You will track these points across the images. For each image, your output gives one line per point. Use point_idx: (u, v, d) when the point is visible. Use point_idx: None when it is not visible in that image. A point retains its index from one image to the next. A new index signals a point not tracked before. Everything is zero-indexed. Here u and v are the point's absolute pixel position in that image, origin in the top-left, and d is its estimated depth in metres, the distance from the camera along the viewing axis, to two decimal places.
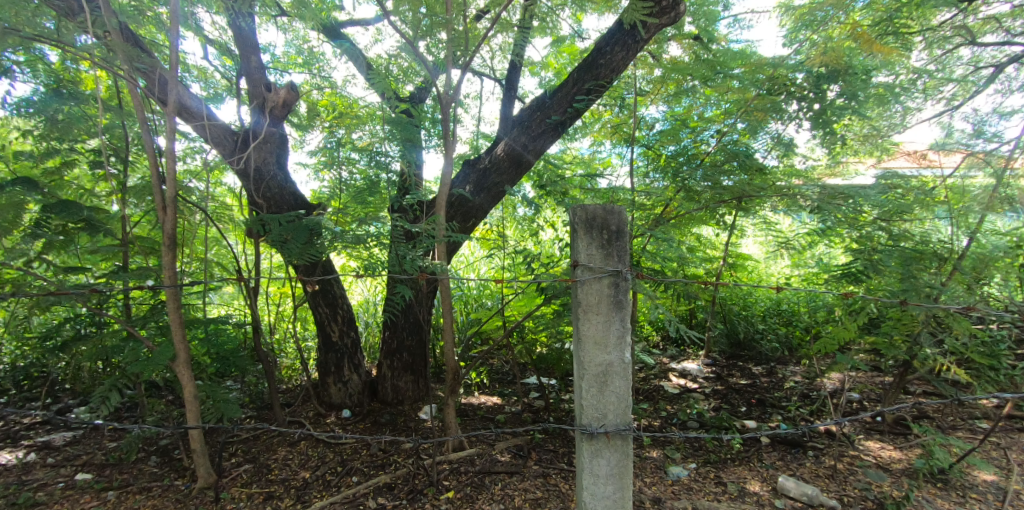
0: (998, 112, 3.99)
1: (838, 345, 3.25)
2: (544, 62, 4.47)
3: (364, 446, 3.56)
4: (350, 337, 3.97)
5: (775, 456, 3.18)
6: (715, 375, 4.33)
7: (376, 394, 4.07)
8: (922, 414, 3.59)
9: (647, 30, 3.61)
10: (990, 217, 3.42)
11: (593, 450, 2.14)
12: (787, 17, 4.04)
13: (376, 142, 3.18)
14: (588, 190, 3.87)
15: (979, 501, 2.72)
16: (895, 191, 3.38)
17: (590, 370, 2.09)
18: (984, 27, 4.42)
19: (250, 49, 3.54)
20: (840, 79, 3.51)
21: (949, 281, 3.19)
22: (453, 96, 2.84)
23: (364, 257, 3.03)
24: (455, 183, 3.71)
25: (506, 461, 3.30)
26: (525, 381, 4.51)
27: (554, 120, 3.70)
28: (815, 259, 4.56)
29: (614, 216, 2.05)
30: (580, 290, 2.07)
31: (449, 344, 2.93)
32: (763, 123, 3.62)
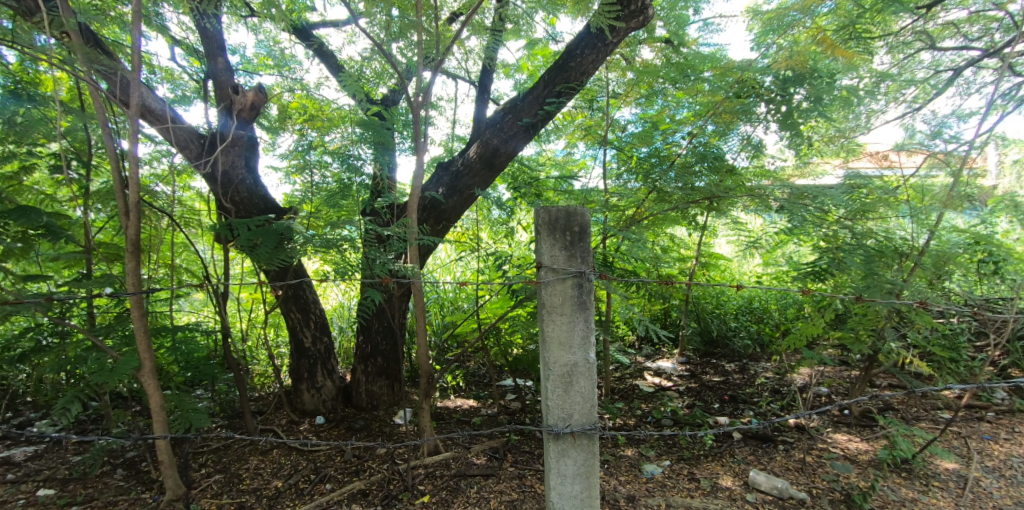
0: (957, 114, 4.15)
1: (806, 341, 3.32)
2: (518, 65, 4.49)
3: (338, 452, 3.51)
4: (323, 342, 3.91)
5: (747, 451, 3.23)
6: (689, 373, 4.38)
7: (350, 400, 4.01)
8: (887, 406, 3.69)
9: (616, 33, 3.65)
10: (949, 215, 3.57)
11: (559, 450, 2.14)
12: (755, 22, 4.14)
13: (350, 145, 3.14)
14: (562, 192, 3.87)
15: (940, 489, 2.81)
16: (860, 190, 3.46)
17: (555, 371, 2.09)
18: (943, 33, 4.59)
19: (217, 50, 3.47)
20: (806, 82, 3.57)
21: (911, 278, 3.27)
22: (425, 98, 2.81)
23: (335, 261, 2.98)
24: (428, 187, 3.70)
25: (482, 464, 3.28)
26: (501, 383, 4.50)
27: (526, 122, 3.69)
28: (785, 257, 4.64)
29: (577, 217, 2.06)
30: (545, 292, 2.07)
31: (423, 347, 2.89)
32: (732, 125, 3.68)
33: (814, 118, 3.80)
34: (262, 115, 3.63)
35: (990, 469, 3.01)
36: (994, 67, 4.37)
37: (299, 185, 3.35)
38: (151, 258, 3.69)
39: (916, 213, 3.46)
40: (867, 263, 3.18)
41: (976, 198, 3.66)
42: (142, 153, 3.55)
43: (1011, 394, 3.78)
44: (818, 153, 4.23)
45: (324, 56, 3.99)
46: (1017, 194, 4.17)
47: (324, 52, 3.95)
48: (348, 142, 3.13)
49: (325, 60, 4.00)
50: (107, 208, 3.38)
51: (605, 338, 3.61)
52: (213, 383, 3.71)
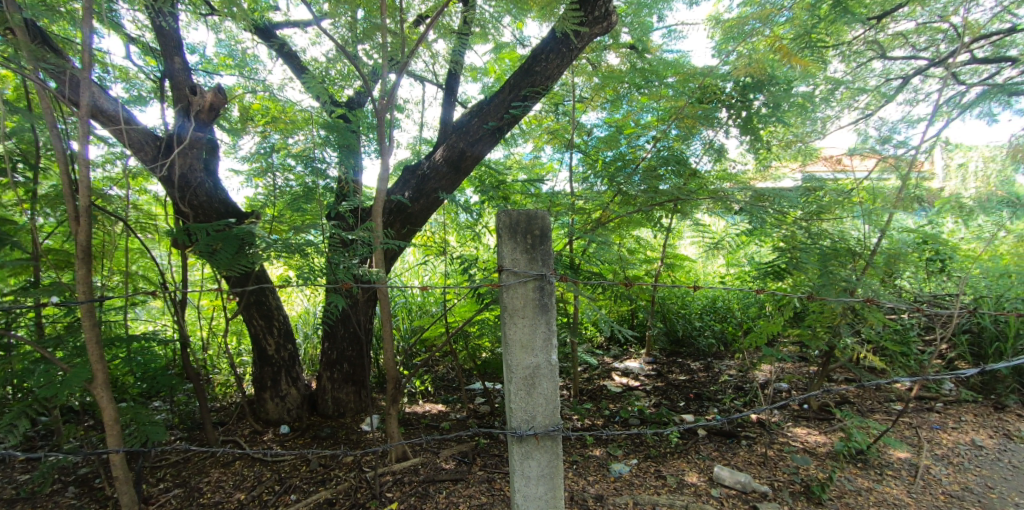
0: (906, 120, 4.34)
1: (767, 338, 3.41)
2: (485, 68, 4.50)
3: (303, 462, 3.43)
4: (287, 350, 3.82)
5: (711, 447, 3.29)
6: (656, 373, 4.45)
7: (316, 408, 3.93)
8: (844, 400, 3.82)
9: (581, 38, 3.69)
10: (900, 215, 3.72)
11: (523, 452, 2.14)
12: (716, 30, 4.26)
13: (314, 148, 3.07)
14: (530, 196, 3.82)
15: (893, 477, 2.92)
16: (816, 193, 3.59)
17: (517, 373, 2.09)
18: (893, 42, 4.80)
19: (174, 49, 3.37)
20: (764, 88, 3.72)
21: (864, 276, 3.40)
22: (391, 101, 2.77)
23: (298, 266, 2.92)
24: (393, 191, 3.67)
25: (451, 468, 3.25)
26: (470, 387, 4.48)
27: (492, 126, 3.69)
28: (747, 258, 4.75)
29: (537, 221, 2.06)
30: (506, 295, 2.06)
31: (389, 352, 2.84)
32: (694, 130, 3.76)
33: (773, 124, 3.92)
34: (222, 116, 3.52)
35: (939, 457, 3.15)
36: (938, 76, 4.58)
37: (261, 188, 3.27)
38: (104, 265, 3.55)
39: (869, 213, 3.59)
40: (823, 262, 3.30)
41: (924, 199, 3.82)
42: (95, 155, 3.42)
43: (958, 385, 3.96)
44: (776, 157, 4.35)
45: (288, 58, 3.91)
46: (960, 195, 4.39)
47: (287, 53, 3.87)
48: (312, 145, 3.07)
49: (288, 61, 3.91)
50: (57, 213, 3.24)
51: (573, 340, 3.63)
52: (171, 394, 3.58)
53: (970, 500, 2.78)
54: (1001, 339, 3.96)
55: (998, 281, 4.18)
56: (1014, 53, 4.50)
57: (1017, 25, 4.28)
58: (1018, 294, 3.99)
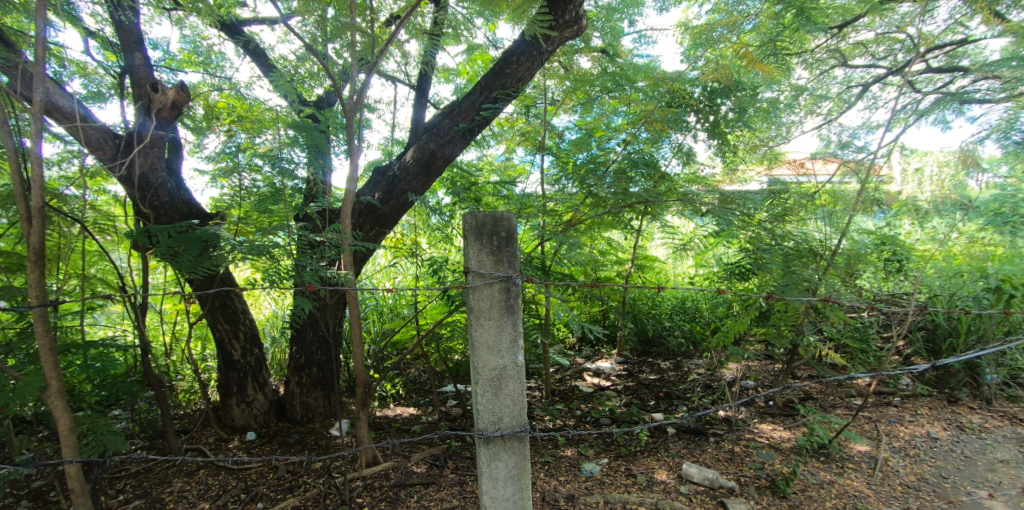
0: (865, 126, 4.49)
1: (734, 337, 3.48)
2: (458, 70, 4.49)
3: (270, 469, 3.35)
4: (254, 354, 3.74)
5: (680, 444, 3.33)
6: (627, 373, 4.50)
7: (284, 413, 3.85)
8: (808, 396, 3.93)
9: (551, 42, 3.70)
10: (861, 217, 3.83)
11: (490, 454, 2.13)
12: (685, 36, 4.33)
13: (281, 148, 3.01)
14: (502, 197, 3.82)
15: (854, 470, 3.01)
16: (781, 195, 3.69)
17: (484, 375, 2.08)
18: (854, 51, 4.95)
19: (134, 44, 3.26)
20: (732, 94, 3.79)
21: (826, 276, 3.50)
22: (360, 101, 2.74)
23: (264, 268, 2.86)
24: (363, 192, 3.64)
25: (422, 472, 3.22)
26: (442, 390, 4.45)
27: (462, 127, 3.68)
28: (715, 259, 4.84)
29: (504, 222, 2.05)
30: (473, 296, 2.04)
31: (358, 355, 2.80)
32: (664, 133, 3.81)
33: (739, 128, 4.01)
34: (185, 114, 3.44)
35: (896, 449, 3.26)
36: (896, 84, 4.76)
37: (227, 189, 3.19)
38: (60, 269, 3.41)
39: (831, 215, 3.70)
40: (785, 263, 3.39)
41: (883, 202, 3.95)
42: (50, 153, 3.29)
43: (914, 380, 4.12)
44: (743, 161, 4.45)
45: (256, 55, 3.79)
46: (917, 198, 4.56)
47: (255, 50, 3.75)
48: (279, 145, 3.00)
49: (256, 59, 3.80)
50: (9, 214, 3.10)
51: (545, 341, 3.63)
52: (131, 402, 3.46)
53: (926, 490, 2.88)
54: (954, 335, 4.12)
55: (951, 280, 4.36)
56: (966, 63, 4.70)
57: (967, 37, 4.47)
58: (969, 293, 4.16)
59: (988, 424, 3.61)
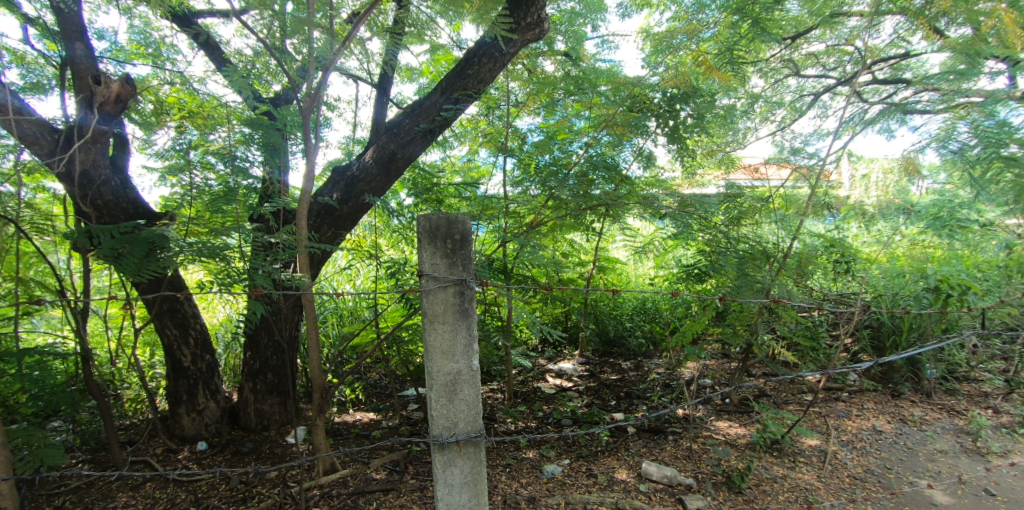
0: (816, 133, 4.67)
1: (692, 337, 3.57)
2: (420, 69, 4.44)
3: (222, 480, 3.22)
4: (204, 361, 3.60)
5: (640, 444, 3.37)
6: (588, 373, 4.54)
7: (237, 421, 3.71)
8: (762, 394, 4.05)
9: (512, 44, 3.70)
10: (811, 220, 3.98)
11: (444, 460, 2.08)
12: (647, 43, 4.41)
13: (234, 146, 2.91)
14: (464, 199, 3.79)
15: (805, 464, 3.11)
16: (736, 199, 3.79)
17: (438, 380, 2.03)
18: (806, 62, 5.16)
19: (76, 33, 3.08)
20: (691, 100, 3.87)
21: (778, 277, 3.62)
22: (316, 99, 2.66)
23: (215, 271, 2.75)
24: (322, 192, 3.57)
25: (381, 478, 3.15)
26: (403, 394, 4.39)
27: (423, 128, 3.64)
28: (675, 260, 4.94)
29: (458, 225, 2.01)
30: (426, 300, 2.00)
31: (314, 361, 2.70)
32: (625, 137, 3.85)
33: (697, 134, 4.10)
34: (132, 109, 3.29)
35: (844, 442, 3.39)
36: (845, 94, 4.97)
37: (176, 188, 3.06)
38: None
39: (783, 219, 3.82)
40: (740, 265, 3.48)
41: (832, 206, 4.11)
42: None
43: (860, 376, 4.30)
44: (701, 165, 4.56)
45: (208, 48, 3.67)
46: (863, 203, 4.77)
47: (209, 43, 3.63)
48: (231, 143, 2.90)
49: (209, 51, 3.67)
50: None
51: (507, 344, 3.62)
52: (71, 413, 3.27)
53: (871, 481, 3.00)
54: (896, 332, 4.32)
55: (894, 280, 4.58)
56: (908, 76, 4.95)
57: (909, 51, 4.69)
58: (910, 292, 4.37)
59: (928, 416, 3.80)
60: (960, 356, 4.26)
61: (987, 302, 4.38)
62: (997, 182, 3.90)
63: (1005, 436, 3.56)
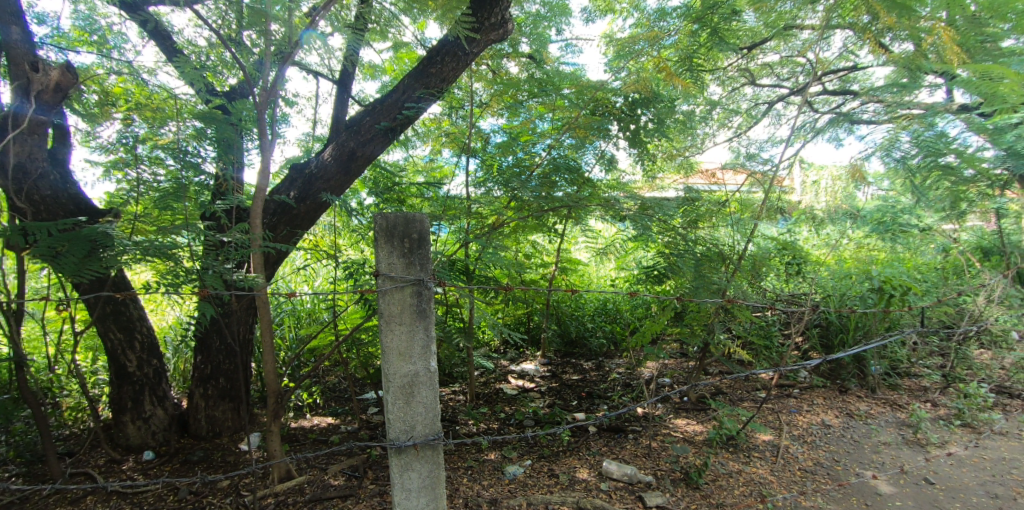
0: (770, 140, 4.83)
1: (652, 337, 3.67)
2: (382, 67, 4.38)
3: (170, 491, 3.08)
4: (151, 366, 3.44)
5: (601, 443, 3.41)
6: (550, 374, 4.57)
7: (187, 429, 3.56)
8: (718, 391, 4.16)
9: (475, 44, 3.69)
10: (765, 224, 4.12)
11: (402, 464, 2.04)
12: (610, 48, 4.48)
13: (184, 141, 2.79)
14: (427, 199, 3.75)
15: (758, 458, 3.21)
16: (694, 202, 3.88)
17: (394, 383, 1.99)
18: (761, 72, 5.35)
19: (10, 15, 2.84)
20: (651, 105, 3.93)
21: (733, 278, 3.72)
22: (272, 94, 2.58)
23: (163, 271, 2.64)
24: (278, 190, 3.48)
25: (340, 484, 3.08)
26: (363, 397, 4.31)
27: (384, 126, 3.58)
28: (635, 261, 5.02)
29: (416, 223, 1.97)
30: (382, 301, 1.95)
31: (269, 364, 2.61)
32: (587, 140, 3.87)
33: (658, 138, 4.19)
34: (73, 98, 3.11)
35: (796, 437, 3.52)
36: (797, 103, 5.18)
37: (122, 184, 2.92)
38: None
39: (739, 223, 3.95)
40: (697, 267, 3.57)
41: (785, 210, 4.26)
42: None
43: (810, 373, 4.47)
44: (662, 169, 4.64)
45: (158, 37, 3.50)
46: (814, 207, 4.97)
47: (158, 32, 3.46)
48: (181, 138, 2.78)
49: (159, 41, 3.49)
50: None
51: (469, 345, 3.60)
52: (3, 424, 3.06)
53: (821, 473, 3.12)
54: (843, 330, 4.52)
55: (841, 281, 4.78)
56: (856, 87, 5.19)
57: (857, 64, 4.90)
58: (857, 293, 4.57)
59: (873, 410, 3.97)
60: (902, 353, 4.48)
61: (926, 301, 4.62)
62: (935, 188, 4.26)
63: (943, 428, 3.76)
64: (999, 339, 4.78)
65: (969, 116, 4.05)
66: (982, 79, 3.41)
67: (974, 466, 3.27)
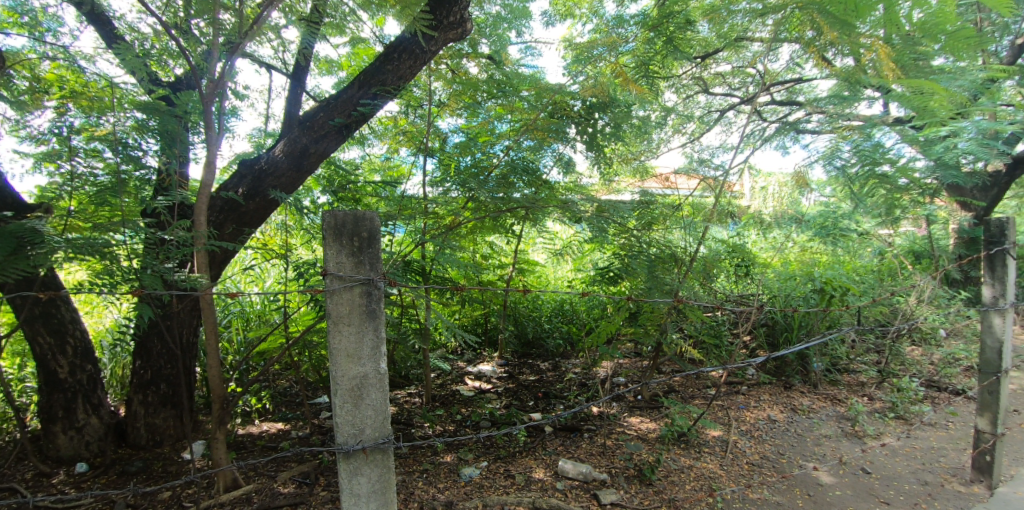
0: (720, 146, 5.00)
1: (606, 337, 3.75)
2: (338, 62, 4.28)
3: (104, 505, 2.91)
4: (85, 372, 3.24)
5: (557, 442, 3.43)
6: (507, 375, 4.57)
7: (124, 438, 3.38)
8: (671, 389, 4.27)
9: (433, 42, 3.66)
10: (716, 227, 4.25)
11: (350, 469, 1.99)
12: (569, 52, 4.53)
13: (124, 133, 2.65)
14: (382, 199, 3.70)
15: (708, 453, 3.31)
16: (649, 205, 3.97)
17: (343, 385, 1.93)
18: (714, 80, 5.54)
19: None
20: (608, 110, 4.00)
21: (686, 279, 3.81)
22: (219, 86, 2.47)
23: (98, 270, 2.49)
24: (226, 186, 3.35)
25: (289, 492, 2.98)
26: (315, 401, 4.20)
27: (338, 123, 3.50)
28: (591, 262, 5.08)
29: (366, 222, 1.92)
30: (330, 301, 1.89)
31: (214, 368, 2.50)
32: (545, 142, 3.89)
33: (614, 142, 4.26)
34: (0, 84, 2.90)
35: (744, 432, 3.65)
36: (747, 112, 5.38)
37: (54, 177, 2.75)
38: None
39: (691, 226, 4.05)
40: (650, 268, 3.67)
41: (735, 214, 4.40)
42: None
43: (757, 370, 4.65)
44: (618, 173, 4.72)
45: (97, 22, 3.29)
46: (762, 212, 5.17)
47: (97, 16, 3.25)
48: (121, 130, 2.64)
49: (98, 26, 3.29)
50: None
51: (425, 347, 3.56)
52: None
53: (767, 466, 3.24)
54: (788, 329, 4.72)
55: (786, 282, 4.99)
56: (801, 98, 5.44)
57: (802, 76, 5.11)
58: (800, 293, 4.78)
59: (815, 405, 4.16)
60: (841, 350, 4.71)
61: (864, 301, 4.88)
62: (873, 196, 4.48)
63: (878, 420, 3.97)
64: (928, 336, 5.18)
65: (903, 128, 4.29)
66: (915, 94, 3.61)
67: (906, 456, 3.47)
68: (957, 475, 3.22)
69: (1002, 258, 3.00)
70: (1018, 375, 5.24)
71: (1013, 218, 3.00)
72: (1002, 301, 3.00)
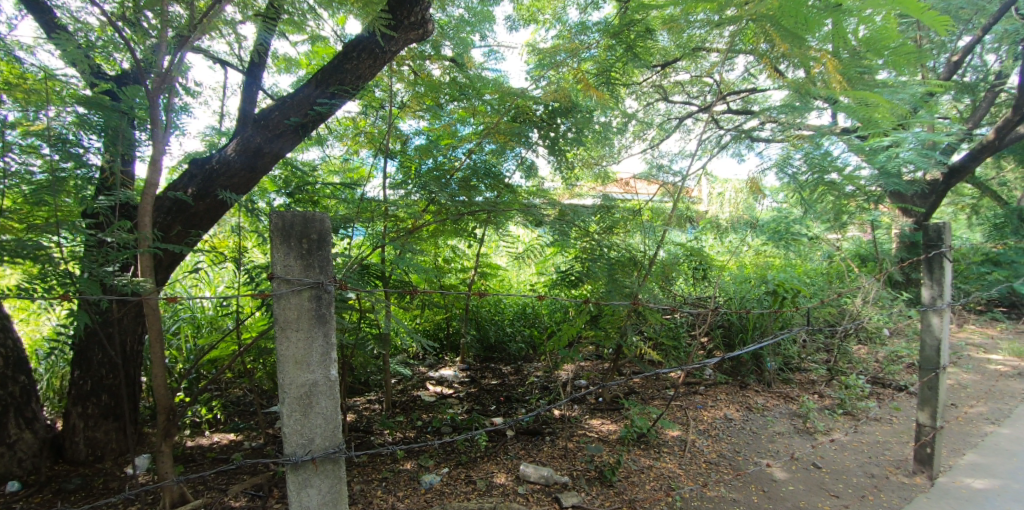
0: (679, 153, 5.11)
1: (567, 340, 3.77)
2: (297, 60, 4.15)
3: None
4: (18, 384, 3.05)
5: (519, 446, 3.42)
6: (469, 379, 4.54)
7: (62, 454, 3.18)
8: (632, 391, 4.33)
9: (393, 42, 3.61)
10: (675, 231, 4.34)
11: (299, 481, 1.92)
12: (532, 57, 4.55)
13: (63, 129, 2.51)
14: (341, 201, 3.59)
15: (667, 454, 3.37)
16: (610, 209, 4.02)
17: (290, 393, 1.87)
18: (673, 88, 5.68)
19: None
20: (570, 115, 4.04)
21: (645, 282, 3.87)
22: (166, 82, 2.35)
23: (32, 275, 2.34)
24: (174, 187, 3.22)
25: (241, 506, 2.87)
26: (270, 410, 4.07)
27: (294, 122, 3.41)
28: (553, 265, 5.12)
29: (315, 223, 1.85)
30: (277, 306, 1.83)
31: (159, 377, 2.38)
32: (508, 146, 3.89)
33: (577, 147, 4.30)
34: None
35: (702, 431, 3.73)
36: (705, 120, 5.53)
37: None
38: None
39: (651, 229, 4.12)
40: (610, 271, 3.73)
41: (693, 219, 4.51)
42: None
43: (714, 370, 4.77)
44: (581, 177, 4.77)
45: (36, 10, 3.11)
46: (718, 217, 5.33)
47: (36, 4, 3.08)
48: (59, 126, 2.50)
49: (37, 14, 3.11)
50: None
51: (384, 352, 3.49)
52: None
53: (724, 464, 3.31)
54: (743, 330, 4.86)
55: (742, 285, 5.14)
56: (755, 107, 5.63)
57: (756, 86, 5.30)
58: (755, 296, 4.93)
59: (769, 403, 4.29)
60: (793, 350, 4.88)
61: (814, 303, 5.08)
62: (822, 202, 4.67)
63: (828, 416, 4.13)
64: (873, 336, 5.43)
65: (849, 137, 4.49)
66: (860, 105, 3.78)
67: (853, 450, 3.62)
68: (901, 467, 3.37)
69: (940, 260, 3.16)
70: (955, 371, 5.54)
71: (949, 223, 3.15)
72: (939, 302, 3.16)
